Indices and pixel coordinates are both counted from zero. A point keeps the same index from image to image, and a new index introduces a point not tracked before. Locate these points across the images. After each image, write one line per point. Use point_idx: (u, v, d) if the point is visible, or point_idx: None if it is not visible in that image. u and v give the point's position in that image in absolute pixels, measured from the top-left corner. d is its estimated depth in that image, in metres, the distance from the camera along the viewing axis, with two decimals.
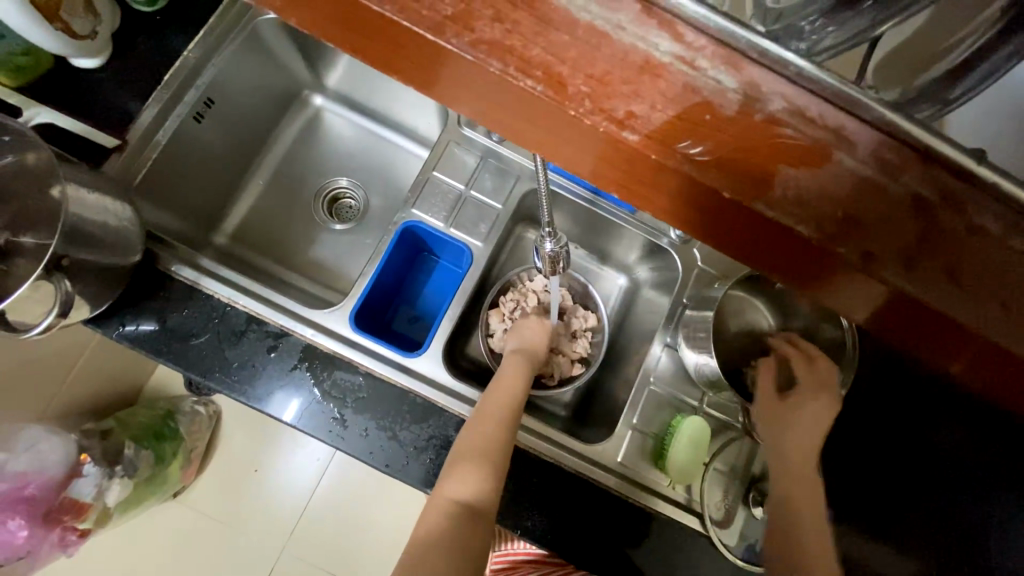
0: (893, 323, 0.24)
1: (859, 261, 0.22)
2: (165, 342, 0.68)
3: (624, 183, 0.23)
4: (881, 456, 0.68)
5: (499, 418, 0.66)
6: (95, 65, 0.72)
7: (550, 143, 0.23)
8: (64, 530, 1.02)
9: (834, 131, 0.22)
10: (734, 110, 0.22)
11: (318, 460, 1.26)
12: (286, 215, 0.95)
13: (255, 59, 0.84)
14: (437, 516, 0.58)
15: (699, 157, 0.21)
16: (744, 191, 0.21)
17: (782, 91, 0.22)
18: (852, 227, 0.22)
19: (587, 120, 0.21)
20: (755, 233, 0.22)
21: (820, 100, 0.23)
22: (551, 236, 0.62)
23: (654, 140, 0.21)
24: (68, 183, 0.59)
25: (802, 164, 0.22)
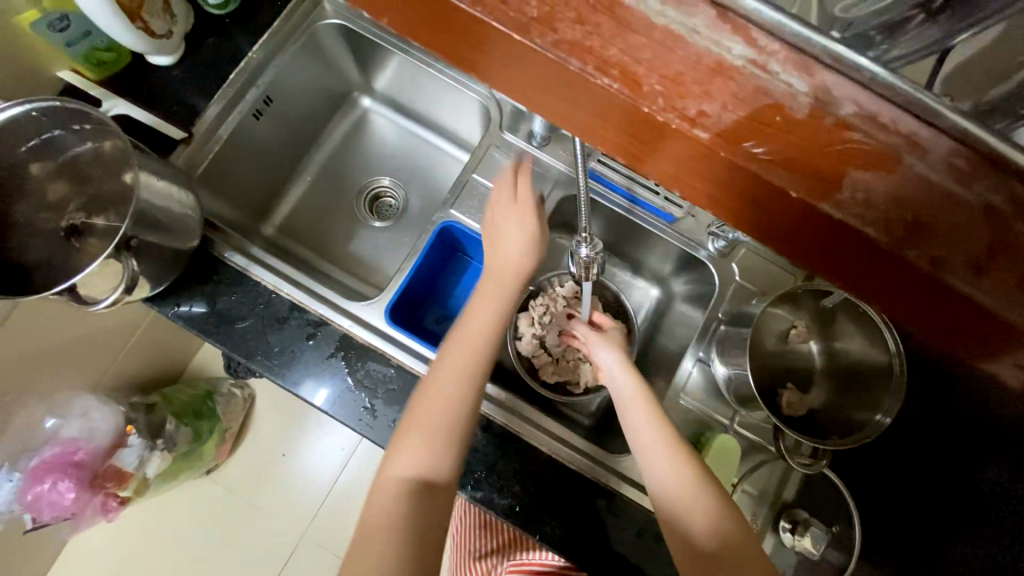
0: (957, 333, 0.23)
1: (926, 266, 0.21)
2: (213, 324, 0.72)
3: (685, 178, 0.23)
4: (918, 484, 0.64)
5: (452, 386, 0.63)
6: (169, 62, 0.78)
7: (614, 141, 0.24)
8: (106, 496, 1.09)
9: (905, 137, 0.22)
10: (804, 113, 0.22)
11: (341, 451, 1.30)
12: (330, 210, 0.99)
13: (312, 60, 0.89)
14: (388, 497, 0.57)
15: (765, 157, 0.21)
16: (811, 189, 0.21)
17: (855, 96, 0.22)
18: (920, 231, 0.21)
19: (660, 117, 0.21)
20: (818, 234, 0.22)
21: (892, 105, 0.22)
22: (586, 242, 0.62)
23: (724, 138, 0.21)
24: (140, 171, 0.63)
25: (872, 167, 0.22)
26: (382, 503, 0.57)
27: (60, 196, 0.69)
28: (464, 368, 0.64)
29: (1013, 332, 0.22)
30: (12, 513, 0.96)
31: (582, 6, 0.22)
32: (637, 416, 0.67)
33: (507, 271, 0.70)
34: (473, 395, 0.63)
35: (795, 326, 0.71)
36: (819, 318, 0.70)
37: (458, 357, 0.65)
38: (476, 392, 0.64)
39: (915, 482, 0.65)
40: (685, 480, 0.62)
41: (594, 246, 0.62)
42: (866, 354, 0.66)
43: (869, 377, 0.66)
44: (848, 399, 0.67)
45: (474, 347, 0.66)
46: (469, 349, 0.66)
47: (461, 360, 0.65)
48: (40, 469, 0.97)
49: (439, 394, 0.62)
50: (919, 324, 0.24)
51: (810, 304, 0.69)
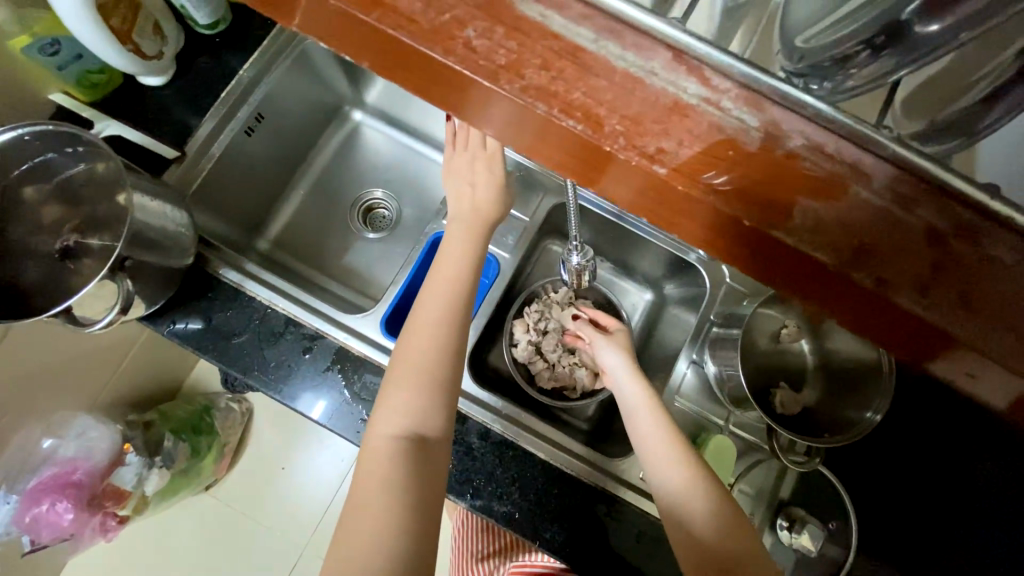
0: (911, 348, 0.24)
1: (872, 286, 0.22)
2: (209, 341, 0.73)
3: (649, 207, 0.24)
4: (911, 486, 0.65)
5: (433, 332, 0.63)
6: (160, 82, 0.79)
7: (583, 173, 0.25)
8: (106, 515, 1.08)
9: (851, 166, 0.23)
10: (755, 147, 0.23)
11: (341, 462, 1.30)
12: (324, 223, 0.99)
13: (303, 76, 0.90)
14: (383, 454, 0.57)
15: (720, 189, 0.22)
16: (762, 217, 0.22)
17: (804, 129, 0.23)
18: (864, 254, 0.22)
19: (621, 155, 0.22)
20: (773, 258, 0.23)
21: (839, 137, 0.23)
22: (577, 250, 0.63)
23: (680, 172, 0.22)
24: (133, 192, 0.64)
25: (820, 196, 0.23)
26: (378, 463, 0.57)
27: (53, 219, 0.69)
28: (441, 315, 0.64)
29: (958, 348, 0.23)
30: (10, 536, 0.96)
31: (547, 52, 0.23)
32: (639, 413, 0.68)
33: (475, 212, 0.70)
34: (454, 340, 0.64)
35: (786, 326, 0.72)
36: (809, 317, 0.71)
37: (442, 296, 0.65)
38: (456, 335, 0.64)
39: (909, 486, 0.65)
40: (688, 477, 0.63)
41: (584, 254, 0.63)
42: (852, 355, 0.67)
43: (858, 376, 0.67)
44: (837, 398, 0.69)
45: (452, 289, 0.65)
46: (444, 293, 0.65)
47: (436, 306, 0.65)
48: (37, 490, 0.96)
49: (420, 342, 0.63)
50: (877, 339, 0.25)
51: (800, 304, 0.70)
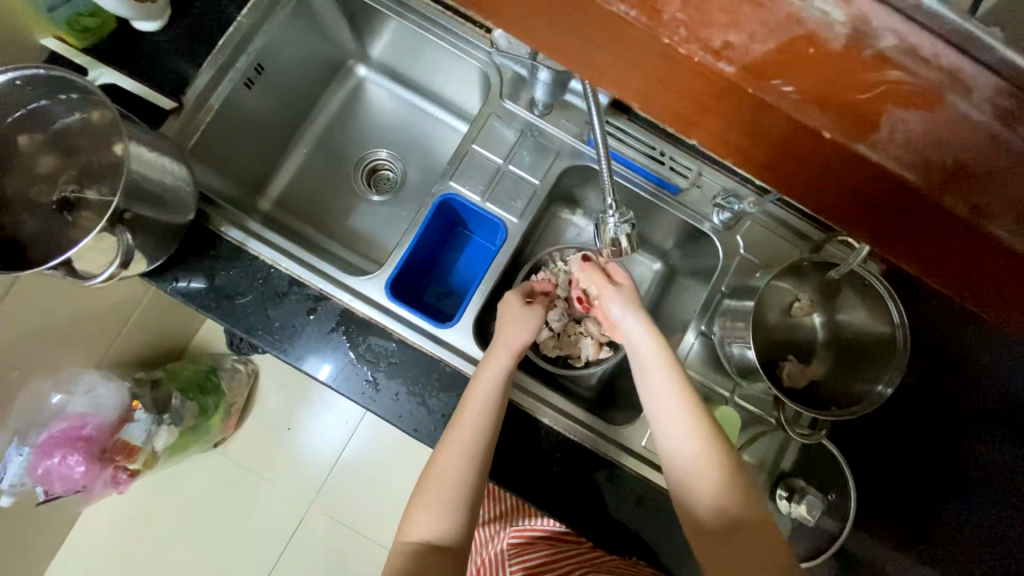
0: (985, 283, 0.24)
1: (966, 213, 0.21)
2: (213, 299, 0.72)
3: (709, 121, 0.23)
4: (908, 456, 0.66)
5: (460, 461, 0.63)
6: (154, 28, 0.75)
7: (631, 81, 0.24)
8: (116, 469, 1.10)
9: (949, 72, 0.20)
10: (841, 44, 0.20)
11: (346, 425, 1.32)
12: (327, 184, 0.97)
13: (304, 26, 0.85)
14: (400, 555, 0.62)
15: (795, 94, 0.20)
16: (846, 131, 0.20)
17: (895, 26, 0.20)
18: (962, 175, 0.21)
19: (682, 49, 0.21)
20: (851, 177, 0.22)
21: (936, 39, 0.20)
22: (613, 211, 0.56)
23: (750, 73, 0.20)
24: (129, 142, 0.61)
25: (914, 107, 0.20)
26: (395, 561, 0.62)
27: (49, 170, 0.67)
28: (472, 446, 0.63)
29: None
30: (25, 487, 0.97)
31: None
32: (664, 399, 0.66)
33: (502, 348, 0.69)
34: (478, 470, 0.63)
35: (798, 300, 0.70)
36: (823, 291, 0.69)
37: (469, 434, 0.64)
38: (482, 462, 0.64)
39: (908, 454, 0.66)
40: (705, 451, 0.62)
41: (623, 215, 0.57)
42: (868, 325, 0.66)
43: (870, 347, 0.66)
44: (848, 370, 0.68)
45: (481, 424, 0.64)
46: (478, 425, 0.64)
47: (467, 440, 0.63)
48: (48, 443, 0.98)
49: (447, 470, 0.63)
50: (948, 276, 0.24)
51: (814, 276, 0.68)
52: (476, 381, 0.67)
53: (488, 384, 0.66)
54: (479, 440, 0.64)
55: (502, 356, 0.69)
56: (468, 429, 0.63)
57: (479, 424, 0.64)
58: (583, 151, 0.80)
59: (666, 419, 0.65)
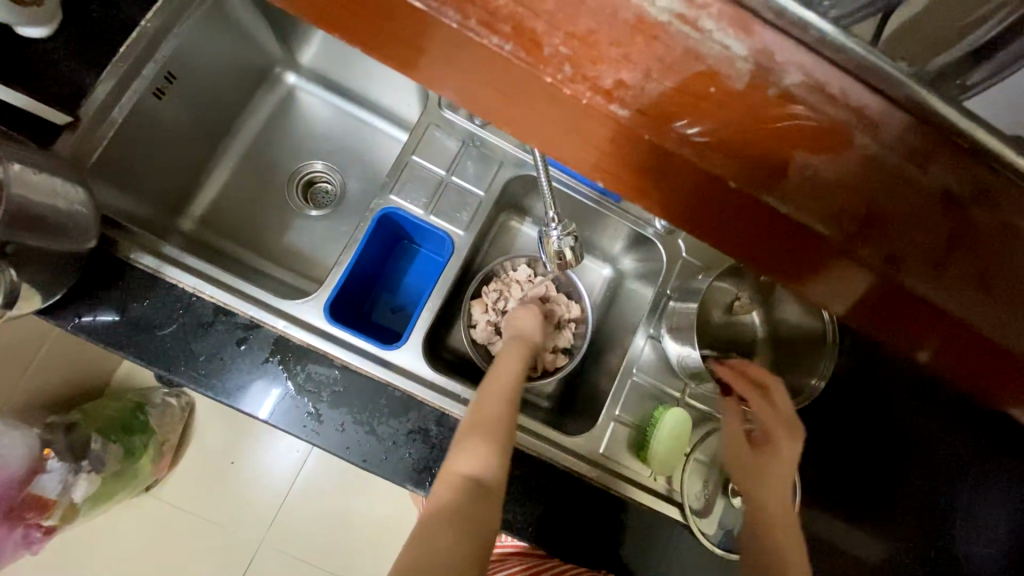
0: (901, 324, 0.24)
1: (882, 264, 0.21)
2: (126, 334, 0.64)
3: (613, 168, 0.22)
4: (858, 440, 0.68)
5: (501, 398, 0.64)
6: (45, 35, 0.66)
7: (517, 124, 0.22)
8: (28, 527, 0.97)
9: (856, 111, 0.21)
10: (743, 82, 0.20)
11: (298, 452, 1.24)
12: (258, 199, 0.90)
13: (221, 32, 0.79)
14: (445, 491, 0.56)
15: (695, 138, 0.20)
16: (752, 183, 0.20)
17: (804, 61, 0.21)
18: (871, 223, 0.21)
19: (568, 89, 0.19)
20: (762, 224, 0.22)
21: (841, 74, 0.21)
22: (556, 224, 0.56)
23: (647, 117, 0.20)
24: (11, 163, 0.53)
25: (821, 149, 0.21)
26: (443, 494, 0.56)
27: None
28: (507, 391, 0.65)
29: (957, 324, 0.22)
30: None
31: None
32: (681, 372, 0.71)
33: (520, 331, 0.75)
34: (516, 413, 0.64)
35: (739, 298, 0.74)
36: (761, 289, 0.72)
37: (499, 379, 0.67)
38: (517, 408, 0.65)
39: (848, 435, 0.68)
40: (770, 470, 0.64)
41: (565, 227, 0.56)
42: (804, 322, 0.69)
43: (806, 343, 0.69)
44: (785, 365, 0.71)
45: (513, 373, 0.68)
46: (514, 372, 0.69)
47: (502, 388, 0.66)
48: None
49: (489, 406, 0.63)
50: (869, 317, 0.25)
51: (751, 277, 0.71)
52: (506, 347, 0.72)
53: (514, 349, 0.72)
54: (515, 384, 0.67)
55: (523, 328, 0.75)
56: (503, 375, 0.67)
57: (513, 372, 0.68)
58: (526, 160, 0.79)
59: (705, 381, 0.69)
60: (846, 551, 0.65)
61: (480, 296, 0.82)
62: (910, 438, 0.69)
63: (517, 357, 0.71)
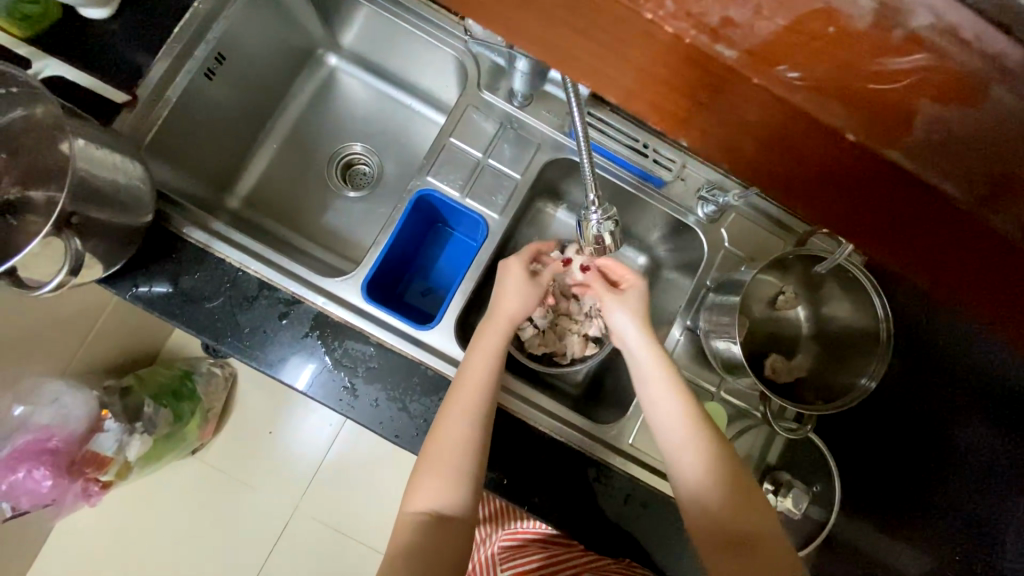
0: (1023, 307, 0.21)
1: (1013, 234, 0.19)
2: (178, 304, 0.68)
3: (711, 114, 0.20)
4: (891, 438, 0.66)
5: (461, 427, 0.62)
6: (105, 15, 0.69)
7: (598, 71, 0.21)
8: (87, 481, 1.06)
9: (995, 59, 0.17)
10: (867, 22, 0.17)
11: (330, 426, 1.29)
12: (300, 180, 0.93)
13: (267, 11, 0.80)
14: (409, 529, 0.61)
15: (806, 81, 0.18)
16: (876, 136, 0.18)
17: (931, 0, 0.16)
18: (1011, 189, 0.18)
19: (670, 26, 0.18)
20: (881, 183, 0.19)
21: (975, 16, 0.17)
22: (597, 207, 0.54)
23: (755, 58, 0.18)
24: (75, 138, 0.57)
25: (958, 100, 0.17)
26: (404, 534, 0.60)
27: None
28: (472, 414, 0.63)
29: None
30: None
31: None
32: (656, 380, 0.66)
33: (501, 314, 0.70)
34: (479, 439, 0.62)
35: (783, 292, 0.70)
36: (808, 283, 0.69)
37: (465, 397, 0.63)
38: (481, 430, 0.63)
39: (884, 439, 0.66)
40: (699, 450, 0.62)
41: (605, 212, 0.55)
42: (852, 319, 0.66)
43: (854, 341, 0.66)
44: (830, 362, 0.68)
45: (476, 390, 0.64)
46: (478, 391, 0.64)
47: (467, 412, 0.63)
48: (12, 457, 0.94)
49: (449, 437, 0.61)
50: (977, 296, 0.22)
51: (797, 270, 0.68)
52: (470, 356, 0.66)
53: (484, 358, 0.66)
54: (478, 406, 0.63)
55: (493, 331, 0.69)
56: (466, 396, 0.63)
57: (478, 390, 0.64)
58: (565, 144, 0.78)
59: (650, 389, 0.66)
60: (863, 551, 0.65)
61: None
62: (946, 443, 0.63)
63: (482, 367, 0.66)
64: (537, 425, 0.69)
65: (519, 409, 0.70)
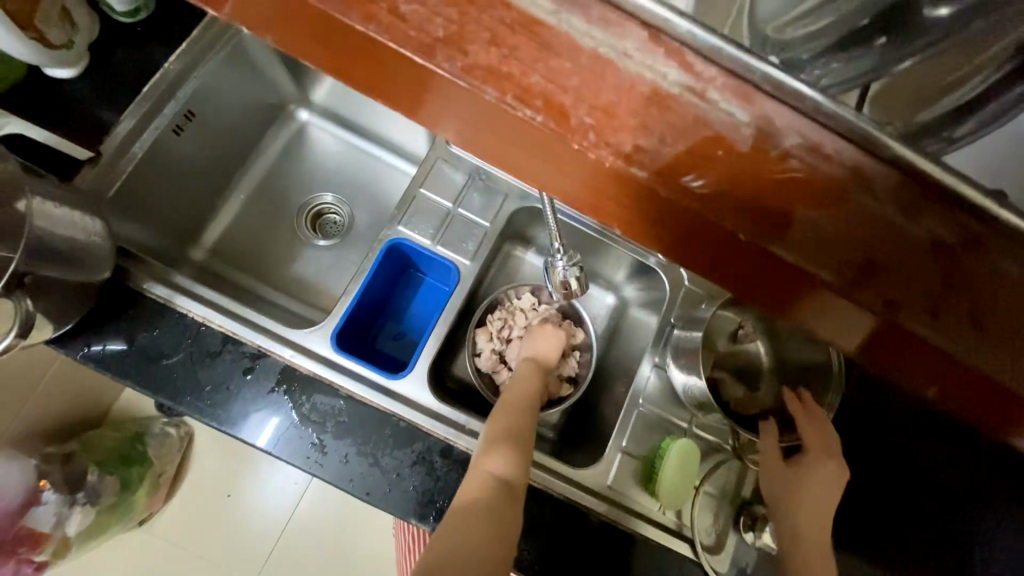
0: (926, 363, 0.25)
1: (884, 309, 0.23)
2: (134, 364, 0.65)
3: (631, 223, 0.24)
4: (870, 476, 0.67)
5: (518, 415, 0.67)
6: (71, 75, 0.69)
7: (540, 174, 0.24)
8: (19, 561, 0.93)
9: (853, 169, 0.24)
10: (748, 146, 0.23)
11: (295, 484, 1.21)
12: (268, 230, 0.92)
13: (239, 71, 0.83)
14: (477, 487, 0.57)
15: (705, 190, 0.22)
16: (761, 234, 0.22)
17: (797, 127, 0.24)
18: (871, 272, 0.23)
19: (593, 154, 0.22)
20: (772, 272, 0.23)
21: (834, 135, 0.24)
22: (560, 254, 0.57)
23: (663, 176, 0.22)
24: (33, 197, 0.55)
25: (820, 204, 0.23)
26: (472, 492, 0.57)
27: None
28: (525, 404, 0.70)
29: (955, 361, 0.24)
30: None
31: (498, 26, 0.22)
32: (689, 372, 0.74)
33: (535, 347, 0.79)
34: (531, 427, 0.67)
35: (742, 326, 0.74)
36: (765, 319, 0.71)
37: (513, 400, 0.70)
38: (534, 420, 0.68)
39: (856, 468, 0.67)
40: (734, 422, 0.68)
41: (570, 258, 0.58)
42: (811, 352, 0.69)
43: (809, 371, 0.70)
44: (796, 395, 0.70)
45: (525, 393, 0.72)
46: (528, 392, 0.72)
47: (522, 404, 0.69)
48: None
49: (508, 418, 0.66)
50: (876, 357, 0.26)
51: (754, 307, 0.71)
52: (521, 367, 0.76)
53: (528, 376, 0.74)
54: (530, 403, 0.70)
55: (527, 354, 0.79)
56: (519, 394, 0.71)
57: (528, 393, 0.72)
58: (530, 192, 0.81)
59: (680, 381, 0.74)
60: None
61: (485, 325, 0.83)
62: (923, 471, 0.67)
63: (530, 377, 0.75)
64: None
65: None
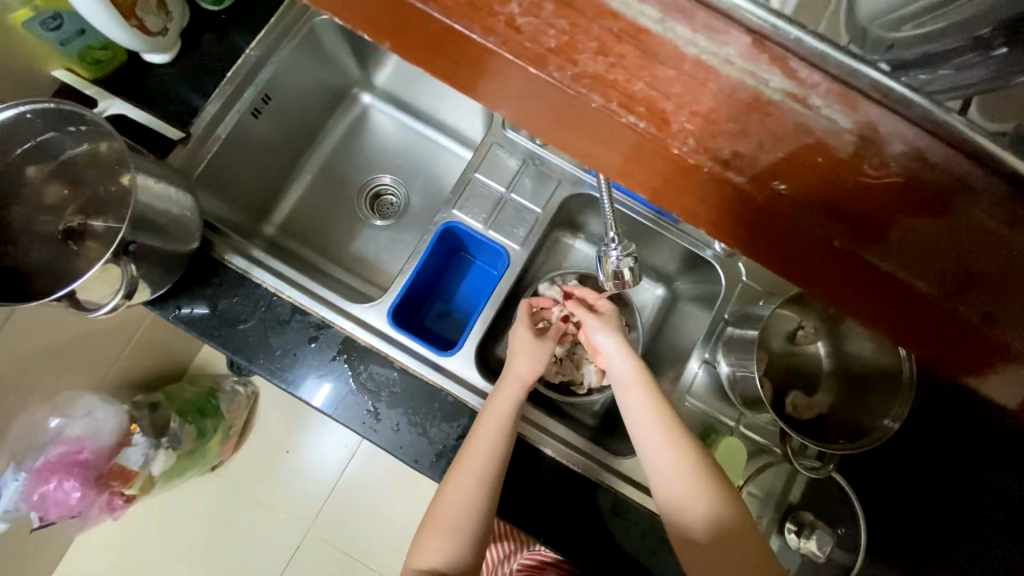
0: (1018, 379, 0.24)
1: (979, 321, 0.23)
2: (215, 326, 0.72)
3: (725, 226, 0.24)
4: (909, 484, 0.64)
5: (468, 487, 0.64)
6: (165, 60, 0.77)
7: (628, 171, 0.25)
8: (112, 494, 1.08)
9: (956, 177, 0.24)
10: (849, 151, 0.23)
11: (344, 447, 1.30)
12: (332, 208, 0.98)
13: (310, 56, 0.87)
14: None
15: (801, 197, 0.23)
16: (856, 242, 0.23)
17: (902, 134, 0.24)
18: (967, 282, 0.23)
19: (691, 159, 0.23)
20: (862, 281, 0.24)
21: (942, 144, 0.24)
22: (615, 243, 0.57)
23: (759, 181, 0.23)
24: (136, 173, 0.62)
25: (914, 213, 0.23)
26: None
27: (56, 200, 0.68)
28: (484, 466, 0.64)
29: None
30: (19, 513, 0.95)
31: (606, 35, 0.23)
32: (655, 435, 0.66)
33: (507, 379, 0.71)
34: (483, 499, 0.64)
35: (803, 327, 0.70)
36: (828, 318, 0.68)
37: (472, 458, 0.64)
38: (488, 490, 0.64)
39: (897, 476, 0.65)
40: (696, 492, 0.62)
41: (625, 248, 0.57)
42: (873, 357, 0.65)
43: (875, 378, 0.65)
44: (859, 399, 0.66)
45: (488, 450, 0.65)
46: (489, 450, 0.64)
47: (477, 470, 0.64)
48: (44, 469, 0.96)
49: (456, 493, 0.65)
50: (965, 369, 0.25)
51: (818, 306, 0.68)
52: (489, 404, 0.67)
53: (494, 426, 0.66)
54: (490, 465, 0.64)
55: (512, 387, 0.70)
56: (477, 454, 0.64)
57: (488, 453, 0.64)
58: (585, 179, 0.80)
59: (646, 445, 0.66)
60: None
61: None
62: None
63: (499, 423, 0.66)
64: (555, 456, 0.70)
65: (544, 444, 0.70)
